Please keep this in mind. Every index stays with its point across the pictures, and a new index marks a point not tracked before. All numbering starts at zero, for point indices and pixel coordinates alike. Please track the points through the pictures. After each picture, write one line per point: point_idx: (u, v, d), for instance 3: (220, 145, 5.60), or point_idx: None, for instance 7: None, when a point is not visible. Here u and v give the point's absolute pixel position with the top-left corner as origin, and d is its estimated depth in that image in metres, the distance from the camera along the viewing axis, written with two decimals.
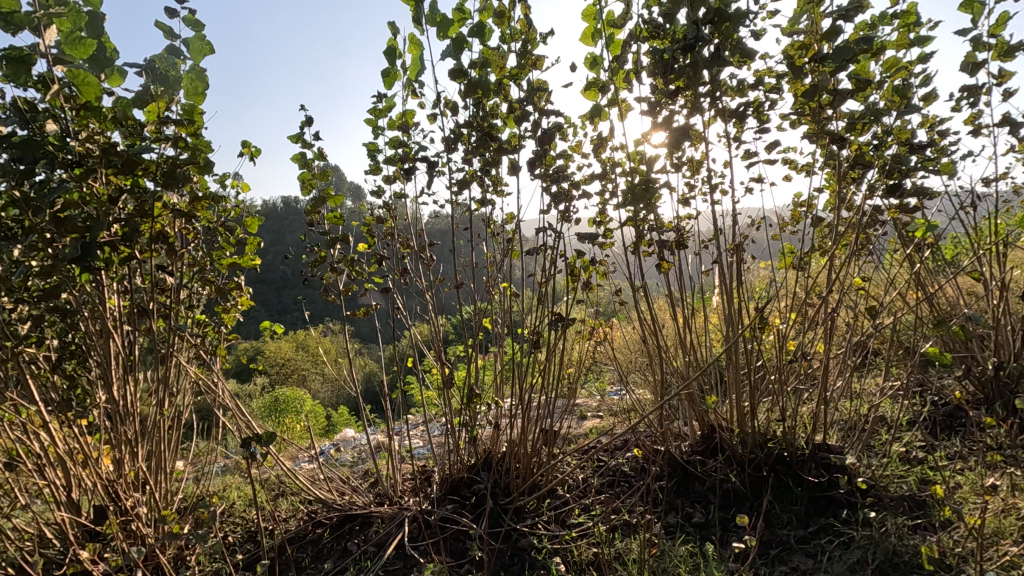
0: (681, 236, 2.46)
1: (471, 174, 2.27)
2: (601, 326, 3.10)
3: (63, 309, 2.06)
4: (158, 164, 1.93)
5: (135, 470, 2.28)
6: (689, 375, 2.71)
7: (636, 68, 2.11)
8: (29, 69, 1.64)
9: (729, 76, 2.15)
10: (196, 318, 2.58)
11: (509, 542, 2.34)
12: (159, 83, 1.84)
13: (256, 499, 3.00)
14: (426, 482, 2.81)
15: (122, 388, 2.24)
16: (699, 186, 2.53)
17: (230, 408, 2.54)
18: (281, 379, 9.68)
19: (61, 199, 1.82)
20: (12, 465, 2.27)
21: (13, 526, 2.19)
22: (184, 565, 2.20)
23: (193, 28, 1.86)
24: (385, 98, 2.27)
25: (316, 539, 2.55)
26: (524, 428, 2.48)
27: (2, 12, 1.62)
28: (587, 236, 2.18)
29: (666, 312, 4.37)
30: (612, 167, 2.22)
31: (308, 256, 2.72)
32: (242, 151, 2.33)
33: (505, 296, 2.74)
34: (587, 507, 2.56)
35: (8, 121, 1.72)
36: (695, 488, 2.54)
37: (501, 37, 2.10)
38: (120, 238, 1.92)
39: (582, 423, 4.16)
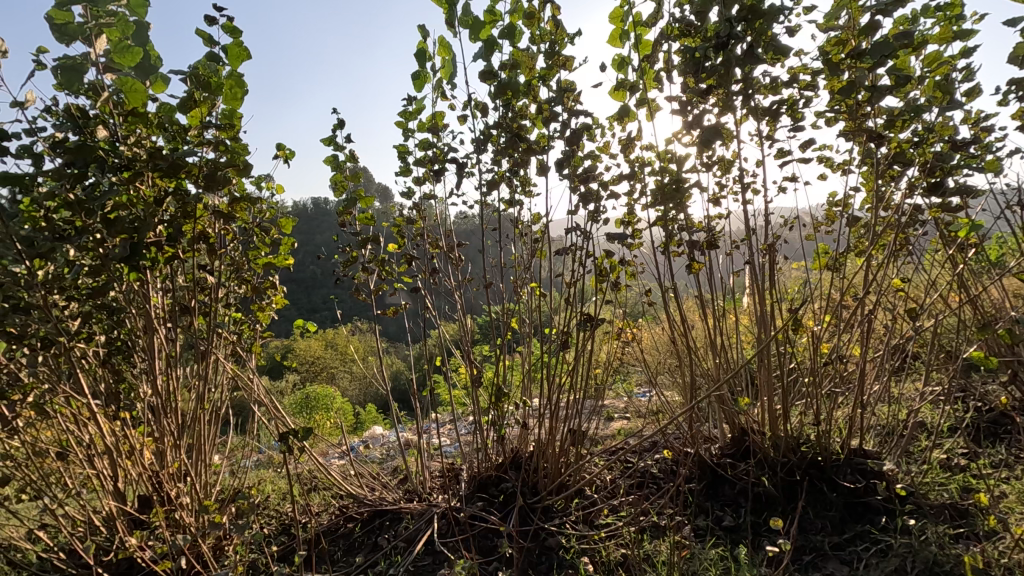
0: (712, 236, 2.43)
1: (500, 174, 2.29)
2: (629, 327, 3.09)
3: (112, 306, 2.16)
4: (201, 167, 2.01)
5: (177, 461, 2.37)
6: (720, 376, 2.68)
7: (666, 67, 2.10)
8: (81, 77, 1.72)
9: (762, 74, 2.12)
10: (234, 316, 2.66)
11: (537, 541, 2.36)
12: (202, 89, 1.92)
13: (290, 493, 3.09)
14: (455, 480, 2.85)
15: (166, 384, 2.33)
16: (730, 185, 2.50)
17: (265, 404, 2.61)
18: (311, 377, 9.89)
19: (111, 202, 1.92)
20: (63, 455, 2.38)
21: (64, 513, 2.30)
22: (223, 555, 2.28)
23: (232, 35, 1.93)
24: (416, 100, 2.30)
25: (348, 533, 2.60)
26: (552, 428, 2.49)
27: (58, 24, 1.71)
28: (617, 236, 2.18)
29: (695, 313, 4.33)
30: (641, 167, 2.22)
31: (340, 256, 2.79)
32: (277, 154, 2.39)
33: (533, 296, 2.75)
34: (616, 508, 2.55)
35: (63, 127, 1.83)
36: (725, 492, 2.51)
37: (531, 38, 2.11)
38: (164, 238, 2.01)
39: (609, 424, 4.15)
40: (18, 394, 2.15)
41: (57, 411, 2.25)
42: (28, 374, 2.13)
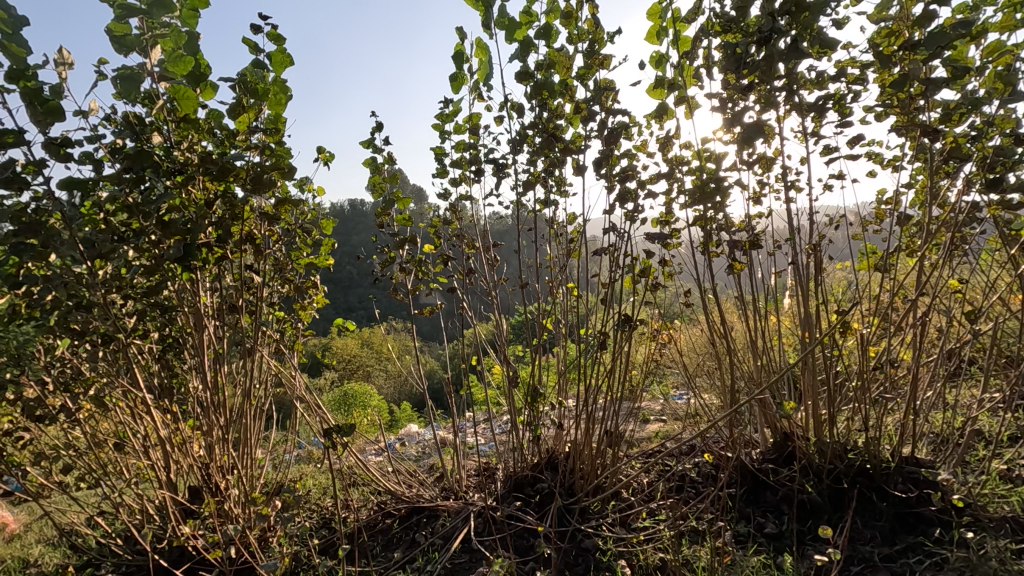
0: (754, 236, 2.37)
1: (536, 175, 2.29)
2: (666, 328, 3.05)
3: (164, 305, 2.25)
4: (248, 170, 2.08)
5: (225, 454, 2.46)
6: (761, 379, 2.61)
7: (706, 63, 2.06)
8: (138, 86, 1.79)
9: (807, 69, 2.06)
10: (277, 315, 2.75)
11: (574, 542, 2.35)
12: (250, 95, 2.00)
13: (330, 488, 3.17)
14: (490, 479, 2.86)
15: (215, 379, 2.42)
16: (772, 184, 2.43)
17: (307, 400, 2.68)
18: (348, 374, 10.09)
19: (166, 205, 2.00)
20: (120, 446, 2.50)
21: (121, 501, 2.41)
22: (268, 547, 2.35)
23: (276, 42, 1.99)
24: (453, 101, 2.33)
25: (386, 529, 2.65)
26: (589, 429, 2.47)
27: (116, 35, 1.78)
28: (656, 236, 2.14)
29: (735, 315, 4.23)
30: (680, 166, 2.18)
31: (379, 256, 2.84)
32: (318, 157, 2.45)
33: (569, 296, 2.74)
34: (653, 512, 2.52)
35: (122, 134, 1.92)
36: (767, 498, 2.44)
37: (568, 38, 2.11)
38: (214, 239, 2.09)
39: (645, 427, 4.11)
40: (81, 387, 2.27)
41: (115, 404, 2.37)
42: (89, 368, 2.24)
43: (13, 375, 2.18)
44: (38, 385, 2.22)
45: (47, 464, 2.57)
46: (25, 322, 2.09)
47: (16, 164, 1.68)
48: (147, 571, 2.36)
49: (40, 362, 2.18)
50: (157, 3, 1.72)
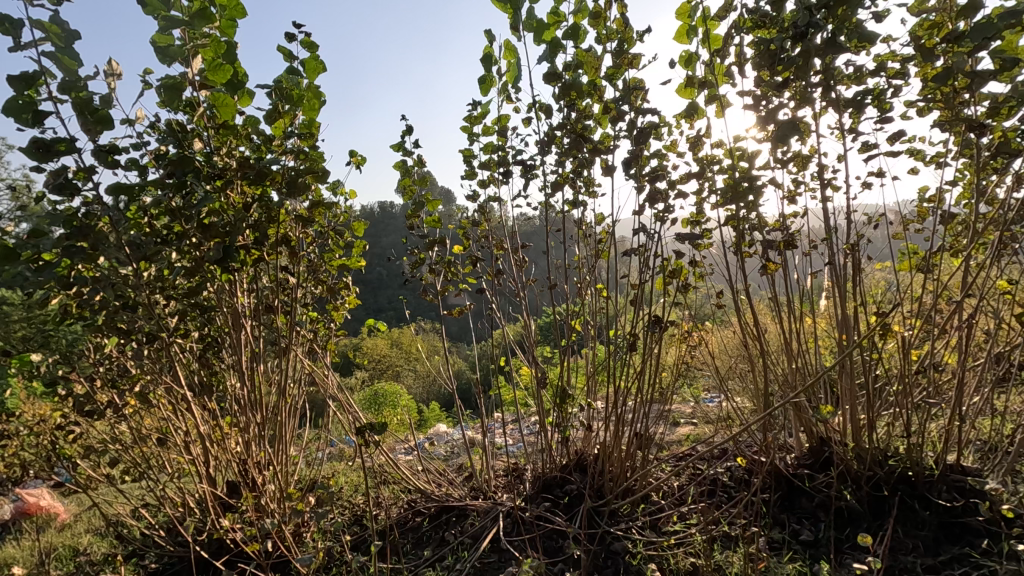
0: (789, 236, 2.32)
1: (564, 176, 2.29)
2: (697, 330, 3.01)
3: (204, 305, 2.33)
4: (284, 174, 2.14)
5: (261, 451, 2.53)
6: (796, 383, 2.55)
7: (738, 61, 2.02)
8: (180, 94, 1.87)
9: (844, 64, 2.00)
10: (311, 315, 2.81)
11: (603, 545, 2.33)
12: (285, 101, 2.06)
13: (362, 486, 3.23)
14: (519, 479, 2.87)
15: (253, 377, 2.49)
16: (807, 182, 2.37)
17: (339, 399, 2.74)
18: (379, 374, 10.24)
19: (206, 209, 2.07)
20: (163, 441, 2.59)
21: (165, 494, 2.51)
22: (302, 541, 2.41)
23: (309, 49, 2.05)
24: (481, 104, 2.35)
25: (416, 527, 2.69)
26: (618, 431, 2.46)
27: (160, 46, 1.85)
28: (687, 237, 2.12)
29: (768, 317, 4.15)
30: (712, 165, 2.15)
31: (409, 258, 2.88)
32: (350, 160, 2.50)
33: (598, 298, 2.72)
34: (684, 516, 2.48)
35: (166, 141, 1.99)
36: (803, 504, 2.38)
37: (596, 38, 2.10)
38: (252, 242, 2.15)
39: (675, 430, 4.06)
40: (127, 383, 2.37)
41: (158, 400, 2.46)
42: (135, 366, 2.34)
43: (65, 371, 2.29)
44: (88, 382, 2.33)
45: (96, 457, 2.69)
46: (76, 322, 2.19)
47: (68, 170, 1.77)
48: (189, 562, 2.44)
49: (90, 360, 2.29)
50: (199, 14, 1.78)
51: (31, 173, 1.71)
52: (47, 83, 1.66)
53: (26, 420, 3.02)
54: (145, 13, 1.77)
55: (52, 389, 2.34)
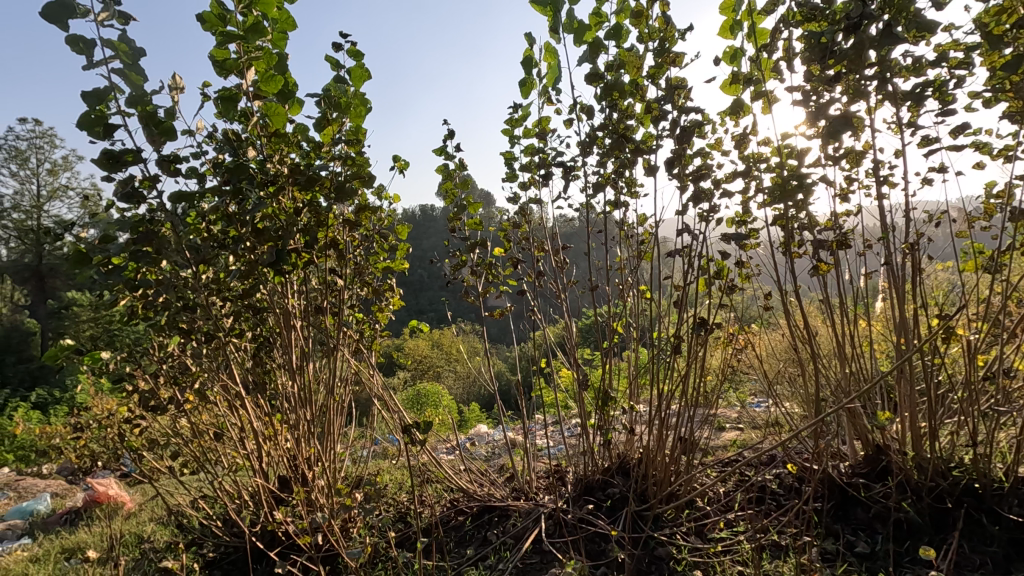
0: (841, 235, 2.23)
1: (606, 177, 2.27)
2: (743, 332, 2.93)
3: (257, 306, 2.43)
4: (332, 180, 2.21)
5: (310, 447, 2.61)
6: (849, 388, 2.45)
7: (787, 55, 1.96)
8: (236, 105, 1.96)
9: (901, 55, 1.91)
10: (357, 316, 2.89)
11: (646, 550, 2.30)
12: (333, 108, 2.13)
13: (406, 483, 3.30)
14: (561, 481, 2.87)
15: (302, 376, 2.59)
16: (861, 179, 2.28)
17: (384, 398, 2.80)
18: (420, 374, 10.40)
19: (260, 214, 2.16)
20: (220, 436, 2.72)
21: (222, 487, 2.62)
22: (350, 536, 2.48)
23: (355, 58, 2.11)
24: (522, 107, 2.36)
25: (459, 526, 2.72)
26: (662, 435, 2.42)
27: (217, 60, 1.95)
28: (733, 237, 2.07)
29: (819, 319, 4.00)
30: (758, 163, 2.09)
31: (450, 260, 2.92)
32: (394, 165, 2.56)
33: (640, 300, 2.69)
34: (730, 523, 2.42)
35: (222, 150, 2.09)
36: (858, 515, 2.29)
37: (638, 37, 2.08)
38: (302, 246, 2.23)
39: (720, 435, 3.97)
40: (187, 380, 2.50)
41: (215, 396, 2.59)
42: (195, 364, 2.46)
43: (131, 368, 2.44)
44: (152, 378, 2.47)
45: (159, 450, 2.84)
46: (141, 322, 2.33)
47: (135, 180, 1.88)
48: (244, 552, 2.55)
49: (154, 357, 2.42)
50: (253, 28, 1.87)
51: (102, 183, 1.83)
52: (116, 99, 1.77)
53: (98, 412, 3.23)
54: (204, 29, 1.87)
55: (120, 385, 2.49)
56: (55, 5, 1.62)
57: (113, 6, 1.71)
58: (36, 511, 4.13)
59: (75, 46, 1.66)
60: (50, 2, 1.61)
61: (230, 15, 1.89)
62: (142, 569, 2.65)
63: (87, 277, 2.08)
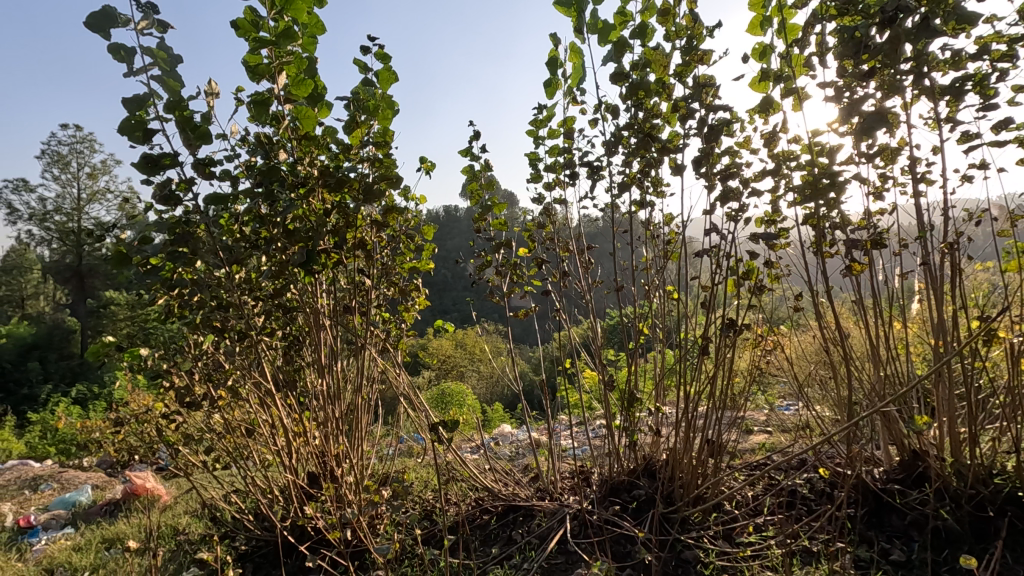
0: (876, 234, 2.17)
1: (631, 176, 2.25)
2: (773, 333, 2.88)
3: (287, 305, 2.49)
4: (360, 182, 2.25)
5: (338, 444, 2.66)
6: (883, 391, 2.39)
7: (819, 51, 1.92)
8: (268, 109, 2.02)
9: (939, 49, 1.85)
10: (384, 315, 2.93)
11: (673, 552, 2.28)
12: (362, 111, 2.17)
13: (431, 481, 3.33)
14: (586, 482, 2.86)
15: (331, 375, 2.63)
16: (896, 176, 2.22)
17: (410, 397, 2.83)
18: (444, 374, 10.46)
19: (291, 215, 2.21)
20: (251, 432, 2.78)
21: (253, 482, 2.69)
22: (377, 532, 2.52)
23: (383, 61, 2.15)
24: (547, 107, 2.37)
25: (484, 524, 2.74)
26: (689, 437, 2.39)
27: (251, 65, 2.00)
28: (762, 237, 2.03)
29: (851, 320, 3.90)
30: (788, 161, 2.04)
31: (475, 260, 2.93)
32: (421, 167, 2.59)
33: (666, 300, 2.66)
34: (760, 528, 2.38)
35: (255, 153, 2.15)
36: (893, 522, 2.23)
37: (665, 36, 2.06)
38: (332, 246, 2.27)
39: (748, 438, 3.91)
40: (221, 377, 2.56)
41: (247, 393, 2.65)
42: (228, 361, 2.52)
43: (168, 366, 2.52)
44: (187, 375, 2.55)
45: (193, 445, 2.92)
46: (177, 321, 2.40)
47: (172, 183, 1.94)
48: (275, 546, 2.61)
49: (189, 355, 2.49)
50: (284, 33, 1.91)
51: (141, 186, 1.90)
52: (155, 104, 1.84)
53: (136, 408, 3.34)
54: (238, 36, 1.92)
55: (157, 381, 2.57)
56: (98, 15, 1.69)
57: (153, 15, 1.77)
58: (78, 502, 4.30)
59: (116, 54, 1.73)
60: (93, 12, 1.68)
61: (263, 21, 1.94)
62: (178, 560, 2.73)
63: (127, 277, 2.15)
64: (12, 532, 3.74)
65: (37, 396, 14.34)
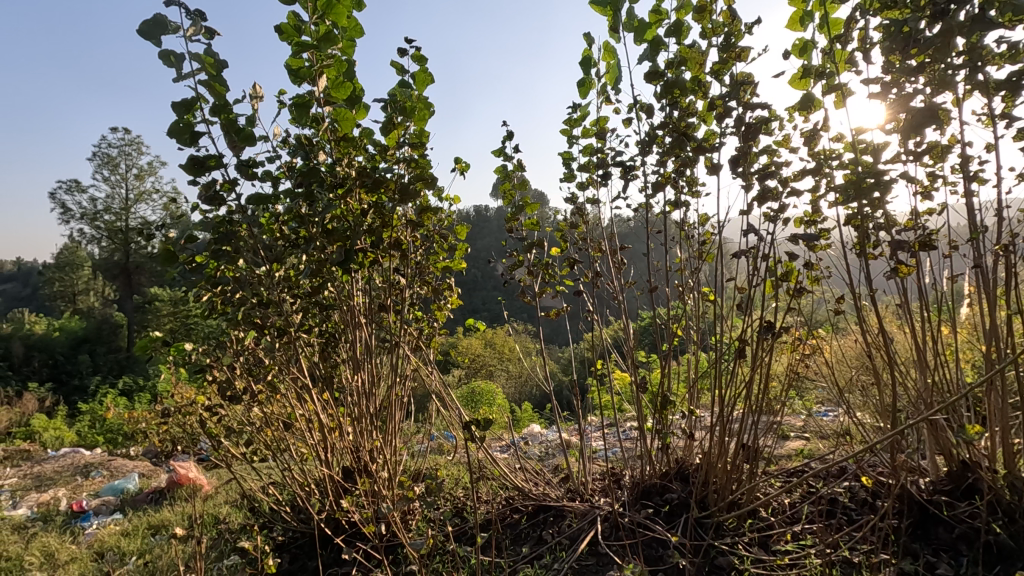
0: (924, 235, 2.09)
1: (666, 176, 2.22)
2: (812, 336, 2.81)
3: (324, 303, 2.54)
4: (396, 182, 2.28)
5: (373, 440, 2.69)
6: (930, 399, 2.29)
7: (863, 46, 1.86)
8: (308, 111, 2.07)
9: (995, 42, 1.77)
10: (417, 314, 2.96)
11: (706, 558, 2.24)
12: (399, 112, 2.21)
13: (462, 479, 3.36)
14: (617, 484, 2.84)
15: (365, 371, 2.68)
16: (946, 175, 2.13)
17: (442, 395, 2.86)
18: (474, 373, 10.52)
19: (330, 215, 2.26)
20: (288, 426, 2.85)
21: (290, 475, 2.75)
22: (409, 527, 2.56)
23: (419, 63, 2.18)
24: (581, 106, 2.36)
25: (515, 523, 2.75)
26: (723, 441, 2.34)
27: (293, 69, 2.06)
28: (803, 238, 1.97)
29: (895, 324, 3.76)
30: (830, 160, 1.98)
31: (507, 260, 2.93)
32: (455, 167, 2.61)
33: (701, 302, 2.62)
34: (798, 536, 2.32)
35: (295, 154, 2.20)
36: (940, 535, 2.14)
37: (701, 33, 2.03)
38: (369, 245, 2.31)
39: (784, 444, 3.82)
40: (261, 371, 2.63)
41: (285, 388, 2.72)
42: (267, 357, 2.59)
43: (210, 360, 2.60)
44: (228, 369, 2.63)
45: (233, 438, 3.02)
46: (220, 317, 2.48)
47: (216, 183, 2.01)
48: (310, 537, 2.68)
49: (230, 350, 2.57)
50: (325, 37, 1.96)
51: (188, 186, 1.97)
52: (201, 108, 1.91)
53: (179, 400, 3.46)
54: (281, 40, 1.98)
55: (199, 375, 2.67)
56: (150, 23, 1.77)
57: (201, 22, 1.84)
58: (126, 489, 4.49)
59: (166, 60, 1.80)
60: (145, 20, 1.76)
61: (305, 26, 1.99)
62: (220, 548, 2.84)
63: (173, 275, 2.24)
64: (66, 516, 3.93)
65: (87, 387, 15.02)
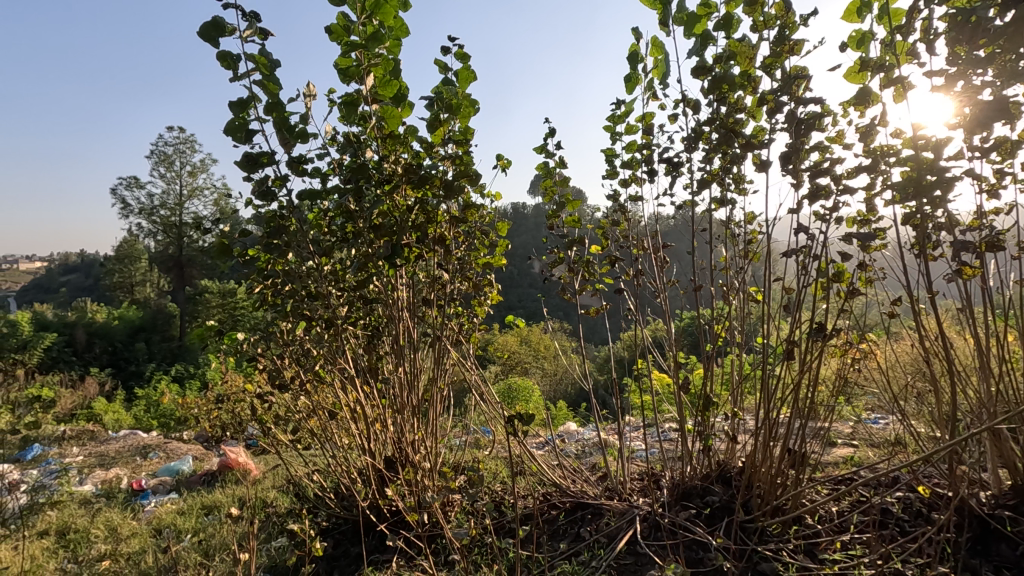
0: (991, 235, 1.98)
1: (712, 173, 2.18)
2: (865, 340, 2.70)
3: (369, 297, 2.60)
4: (441, 178, 2.31)
5: (413, 432, 2.75)
6: (993, 408, 2.17)
7: (926, 37, 1.78)
8: (357, 109, 2.13)
9: None
10: (458, 310, 3.00)
11: (749, 563, 2.19)
12: (444, 110, 2.24)
13: (500, 474, 3.39)
14: (656, 485, 2.80)
15: (407, 364, 2.73)
16: (1017, 173, 2.01)
17: (481, 389, 2.88)
18: (510, 370, 10.55)
19: (377, 211, 2.32)
20: (332, 415, 2.93)
21: (334, 463, 2.84)
22: (448, 517, 2.60)
23: (463, 60, 2.21)
24: (625, 102, 2.34)
25: (553, 519, 2.76)
26: (768, 444, 2.28)
27: (342, 68, 2.11)
28: (857, 237, 1.90)
29: (956, 330, 3.57)
30: (887, 157, 1.90)
31: (548, 257, 2.93)
32: (497, 163, 2.63)
33: (747, 302, 2.55)
34: (846, 546, 2.24)
35: (344, 151, 2.27)
36: (1003, 552, 2.03)
37: (753, 26, 1.98)
38: (415, 240, 2.36)
39: (832, 451, 3.69)
40: (308, 362, 2.70)
41: (330, 378, 2.80)
42: (313, 347, 2.68)
43: (259, 349, 2.71)
44: (276, 359, 2.72)
45: (280, 425, 3.13)
46: (269, 308, 2.57)
47: (269, 179, 2.09)
48: (353, 523, 2.76)
49: (278, 340, 2.67)
50: (373, 36, 2.00)
51: (242, 182, 2.06)
52: (255, 107, 1.98)
53: (230, 388, 3.61)
54: (331, 40, 2.03)
55: (249, 363, 2.77)
56: (210, 26, 1.85)
57: (256, 24, 1.91)
58: (180, 470, 4.72)
59: (224, 61, 1.88)
60: (206, 23, 1.84)
61: (353, 26, 2.05)
62: (268, 530, 2.95)
63: (226, 267, 2.33)
64: (126, 494, 4.16)
65: (144, 374, 15.83)
